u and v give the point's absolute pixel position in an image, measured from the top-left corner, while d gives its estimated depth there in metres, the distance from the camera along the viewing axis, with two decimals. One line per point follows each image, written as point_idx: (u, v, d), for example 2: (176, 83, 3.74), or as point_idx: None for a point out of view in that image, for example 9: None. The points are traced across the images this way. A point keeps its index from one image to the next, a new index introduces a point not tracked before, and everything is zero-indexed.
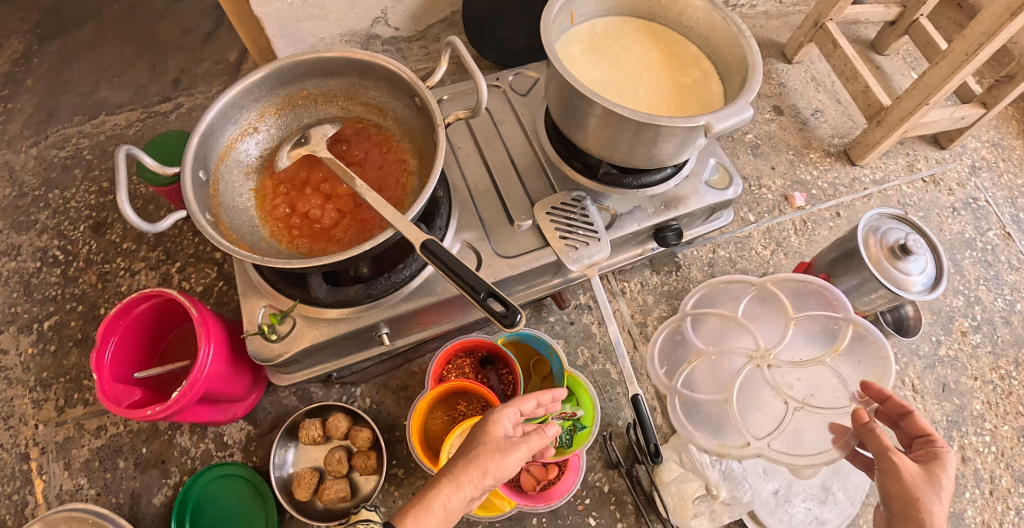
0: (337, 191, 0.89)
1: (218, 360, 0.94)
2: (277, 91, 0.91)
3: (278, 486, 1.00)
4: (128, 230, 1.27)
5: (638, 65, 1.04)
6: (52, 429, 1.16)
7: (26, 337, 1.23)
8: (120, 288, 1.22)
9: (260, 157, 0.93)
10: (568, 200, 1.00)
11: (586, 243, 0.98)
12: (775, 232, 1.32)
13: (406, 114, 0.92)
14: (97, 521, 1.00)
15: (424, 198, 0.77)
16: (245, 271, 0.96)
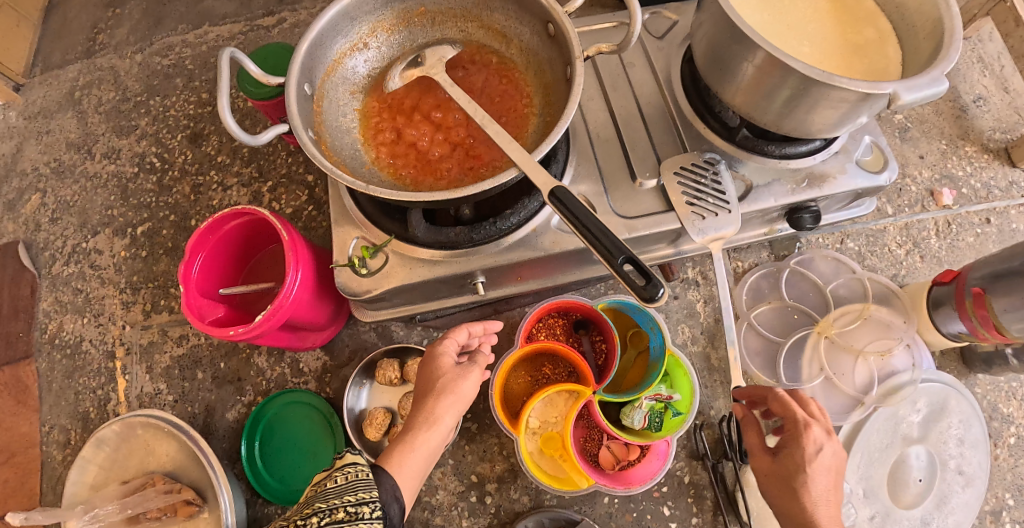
0: (449, 121, 0.82)
1: (302, 288, 0.89)
2: (394, 4, 0.83)
3: (349, 422, 0.98)
4: (223, 144, 1.25)
5: (805, 16, 0.93)
6: (138, 332, 1.18)
7: (120, 240, 1.25)
8: (211, 202, 1.20)
9: (368, 76, 0.86)
10: (700, 162, 0.92)
11: (714, 214, 0.90)
12: (915, 230, 1.18)
13: (532, 42, 0.83)
14: (169, 430, 0.99)
15: (554, 139, 0.69)
16: (340, 198, 0.90)
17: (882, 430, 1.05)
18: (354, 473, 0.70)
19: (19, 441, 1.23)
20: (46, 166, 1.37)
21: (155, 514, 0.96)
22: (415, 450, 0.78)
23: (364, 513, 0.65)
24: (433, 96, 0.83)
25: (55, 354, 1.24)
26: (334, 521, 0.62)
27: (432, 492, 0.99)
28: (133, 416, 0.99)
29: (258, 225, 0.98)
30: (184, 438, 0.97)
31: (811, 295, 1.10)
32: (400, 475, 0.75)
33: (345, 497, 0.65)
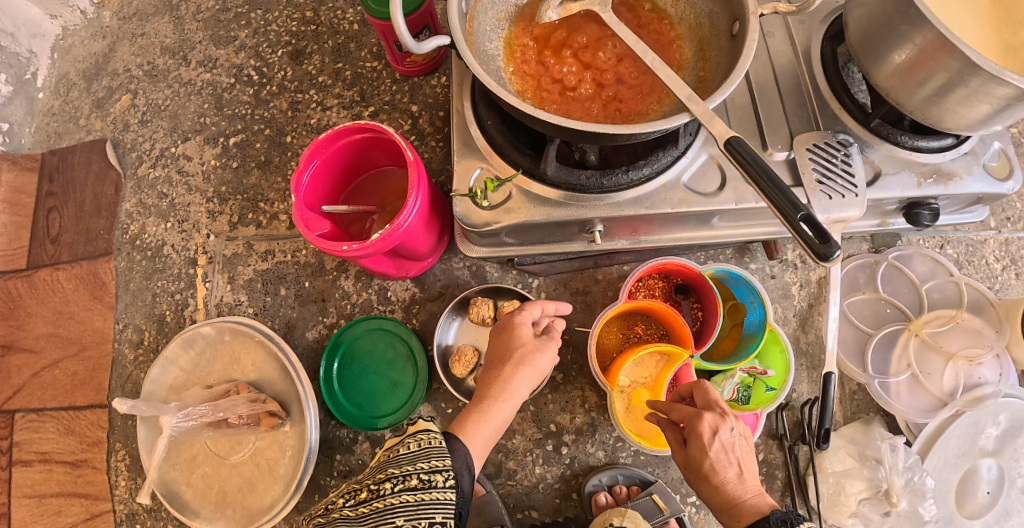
0: (599, 61, 0.83)
1: (418, 215, 0.89)
2: None
3: (439, 354, 1.00)
4: (325, 65, 1.24)
5: (962, 6, 0.87)
6: (223, 242, 1.18)
7: (211, 149, 1.24)
8: (309, 121, 1.21)
9: (516, 4, 0.87)
10: (833, 142, 0.92)
11: (841, 196, 0.90)
12: (1016, 247, 1.12)
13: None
14: (259, 339, 0.99)
15: (727, 90, 0.71)
16: (466, 127, 0.91)
17: (961, 437, 1.01)
18: (426, 441, 0.73)
19: (92, 334, 1.25)
20: (140, 68, 1.36)
21: (240, 420, 0.97)
22: (487, 418, 0.82)
23: (437, 480, 0.69)
24: (585, 34, 0.84)
25: (135, 254, 1.24)
26: (407, 488, 0.67)
27: (508, 436, 1.01)
28: (225, 322, 1.00)
29: (369, 146, 0.97)
30: (275, 349, 0.97)
31: (905, 292, 1.07)
32: (472, 444, 0.80)
33: (417, 466, 0.69)
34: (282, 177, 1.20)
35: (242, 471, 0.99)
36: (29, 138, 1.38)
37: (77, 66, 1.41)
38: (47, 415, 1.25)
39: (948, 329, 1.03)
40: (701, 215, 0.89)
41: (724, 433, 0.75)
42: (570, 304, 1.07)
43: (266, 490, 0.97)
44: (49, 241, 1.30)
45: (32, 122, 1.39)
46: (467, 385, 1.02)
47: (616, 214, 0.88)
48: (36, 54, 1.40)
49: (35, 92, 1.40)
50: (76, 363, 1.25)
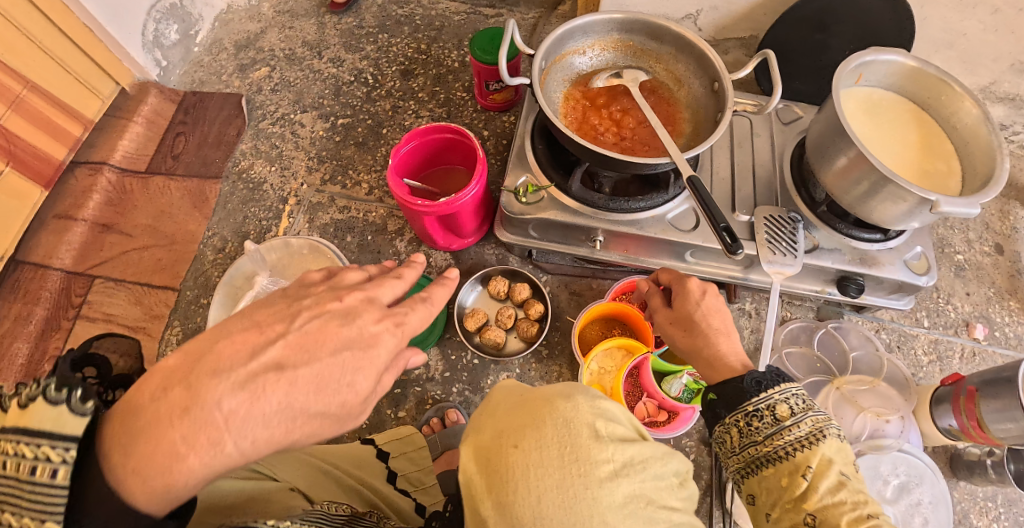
0: (624, 121, 1.20)
1: (473, 197, 1.22)
2: (613, 33, 1.24)
3: (459, 309, 1.31)
4: (426, 85, 1.64)
5: (897, 137, 1.23)
6: (312, 191, 1.51)
7: (323, 123, 1.61)
8: (403, 122, 1.58)
9: (576, 72, 1.26)
10: (785, 217, 1.27)
11: (783, 255, 1.23)
12: (942, 346, 1.46)
13: (697, 94, 1.22)
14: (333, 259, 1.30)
15: (705, 145, 1.04)
16: (523, 148, 1.28)
17: (863, 476, 1.27)
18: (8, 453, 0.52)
19: (184, 234, 1.58)
20: (282, 51, 1.77)
21: None
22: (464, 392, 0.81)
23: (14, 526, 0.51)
24: (619, 103, 1.22)
25: (239, 184, 1.58)
26: None
27: (494, 387, 1.30)
28: (312, 239, 1.32)
29: (448, 147, 1.32)
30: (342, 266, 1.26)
31: (837, 357, 1.43)
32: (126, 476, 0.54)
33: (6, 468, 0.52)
34: (372, 156, 1.54)
35: None
36: (177, 77, 1.79)
37: (232, 36, 1.84)
38: (122, 286, 1.56)
39: (865, 389, 1.36)
40: (677, 245, 1.23)
41: (710, 299, 1.02)
42: (567, 301, 1.38)
43: None
44: (171, 157, 1.67)
45: (183, 67, 1.81)
46: (472, 339, 1.31)
47: (614, 229, 1.22)
48: (203, 18, 1.84)
49: (192, 46, 1.82)
50: (163, 253, 1.58)
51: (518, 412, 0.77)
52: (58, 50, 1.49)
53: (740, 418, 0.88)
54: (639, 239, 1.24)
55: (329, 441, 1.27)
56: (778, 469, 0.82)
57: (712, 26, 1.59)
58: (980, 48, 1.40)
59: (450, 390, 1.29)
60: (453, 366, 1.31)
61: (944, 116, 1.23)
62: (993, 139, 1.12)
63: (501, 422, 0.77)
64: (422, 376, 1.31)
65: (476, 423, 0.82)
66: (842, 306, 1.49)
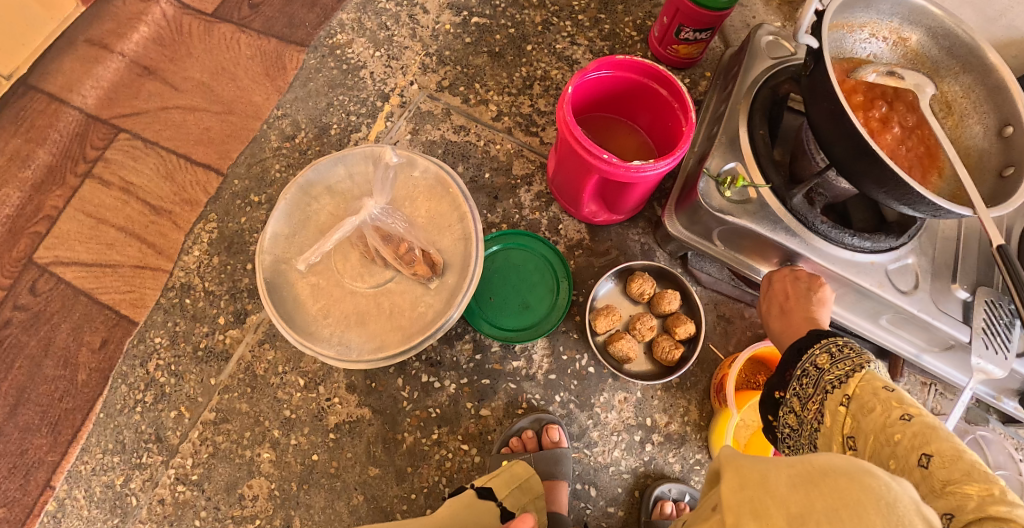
0: (882, 134, 0.89)
1: (661, 175, 0.91)
2: (901, 19, 0.93)
3: (590, 305, 1.06)
4: (589, 6, 1.27)
5: None
6: (423, 96, 1.19)
7: (451, 14, 1.25)
8: (554, 43, 1.23)
9: (835, 50, 0.95)
10: (1007, 306, 0.97)
11: (995, 351, 0.97)
12: None
13: (972, 133, 0.90)
14: (455, 194, 0.97)
15: (1012, 202, 0.78)
16: (736, 128, 0.99)
17: None
18: None
19: (245, 106, 1.23)
20: None
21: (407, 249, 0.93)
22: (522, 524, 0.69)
23: None
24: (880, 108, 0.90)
25: (330, 60, 1.23)
26: None
27: (605, 409, 1.06)
28: (438, 164, 0.98)
29: (636, 95, 0.99)
30: (466, 208, 0.96)
31: None
32: None
33: None
34: (507, 73, 1.20)
35: (358, 302, 0.94)
36: None
37: None
38: (153, 150, 1.23)
39: None
40: (887, 305, 0.99)
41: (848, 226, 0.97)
42: (713, 324, 1.13)
43: (375, 331, 0.92)
44: (247, 5, 1.30)
45: None
46: (596, 341, 1.06)
47: (823, 266, 0.96)
48: None
49: None
50: (213, 121, 1.23)
51: (807, 491, 0.44)
52: None
53: (792, 383, 0.77)
54: (842, 284, 0.98)
55: (393, 420, 1.04)
56: (862, 434, 0.65)
57: None
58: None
59: (550, 398, 1.06)
60: (562, 368, 1.07)
61: None
62: None
63: (786, 505, 0.44)
64: (519, 371, 1.06)
65: (737, 511, 0.47)
66: (990, 410, 1.19)
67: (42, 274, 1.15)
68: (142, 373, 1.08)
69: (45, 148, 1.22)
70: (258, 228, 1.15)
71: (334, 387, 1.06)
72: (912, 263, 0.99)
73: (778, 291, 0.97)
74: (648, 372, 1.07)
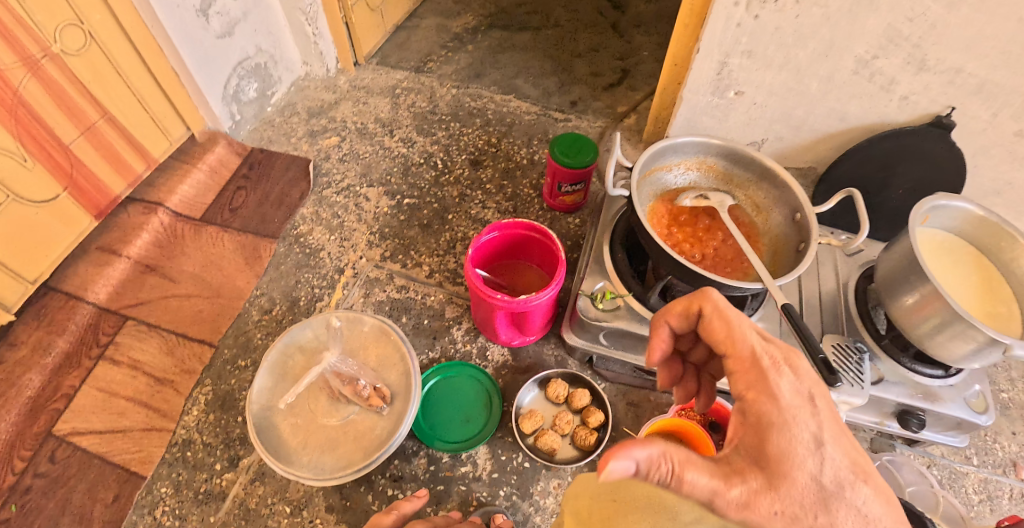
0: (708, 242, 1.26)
1: (551, 300, 1.23)
2: (701, 155, 1.32)
3: (517, 411, 1.33)
4: (494, 178, 1.73)
5: (960, 280, 1.32)
6: (370, 266, 1.56)
7: (387, 199, 1.70)
8: (469, 212, 1.65)
9: (662, 187, 1.33)
10: (852, 346, 1.34)
11: (850, 384, 1.27)
12: (992, 486, 1.46)
13: (775, 223, 1.26)
14: (396, 340, 1.28)
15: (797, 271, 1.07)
16: (601, 256, 1.33)
17: None
18: None
19: (230, 289, 1.57)
20: (353, 124, 1.92)
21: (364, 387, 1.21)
22: None
23: None
24: (707, 221, 1.29)
25: (295, 246, 1.62)
26: None
27: (543, 496, 1.28)
28: (381, 319, 1.29)
29: (525, 244, 1.34)
30: (405, 350, 1.26)
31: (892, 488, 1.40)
32: None
33: None
34: (435, 240, 1.60)
35: (328, 433, 1.19)
36: (245, 131, 1.92)
37: (305, 102, 2.02)
38: (156, 332, 1.52)
39: None
40: None
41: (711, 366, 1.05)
42: (624, 411, 1.40)
43: (343, 453, 1.17)
44: (228, 209, 1.72)
45: (252, 123, 1.94)
46: (526, 441, 1.31)
47: None
48: (281, 80, 2.02)
49: (266, 105, 1.99)
50: (204, 303, 1.55)
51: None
52: (143, 90, 1.62)
53: None
54: None
55: None
56: None
57: (774, 154, 1.72)
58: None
59: (496, 494, 1.28)
60: (502, 467, 1.31)
61: (1003, 260, 1.33)
62: None
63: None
64: (467, 475, 1.30)
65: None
66: (893, 438, 1.48)
67: (60, 444, 1.37)
68: (150, 520, 1.28)
69: (63, 337, 1.50)
70: (245, 386, 1.43)
71: (315, 510, 1.27)
72: (762, 327, 1.31)
73: (756, 371, 0.77)
74: (573, 459, 1.31)
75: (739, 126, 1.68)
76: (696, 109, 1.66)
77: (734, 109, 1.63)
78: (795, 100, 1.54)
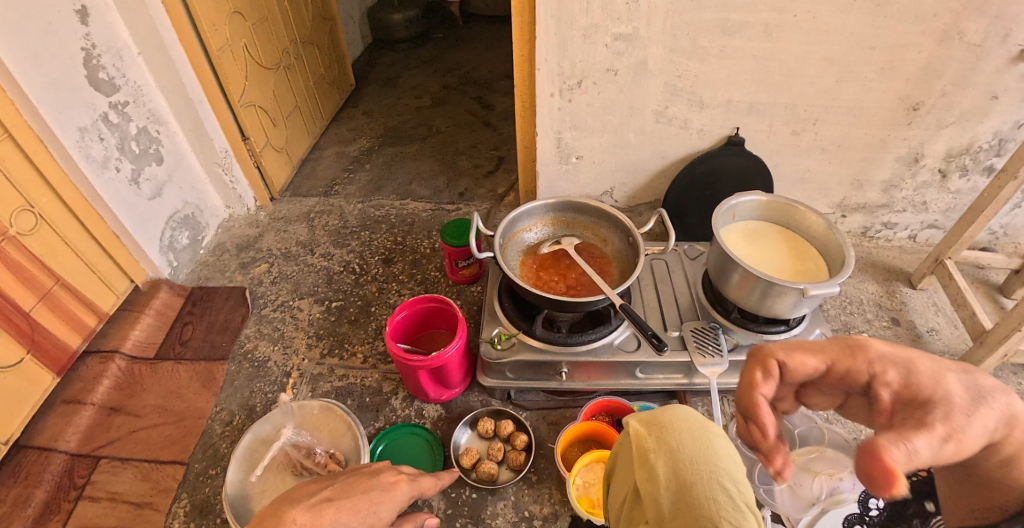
0: (569, 275, 1.64)
1: (460, 350, 1.59)
2: (550, 213, 1.75)
3: (455, 451, 1.59)
4: (404, 269, 2.13)
5: (774, 252, 1.71)
6: (313, 365, 1.85)
7: (318, 307, 2.03)
8: (388, 300, 2.03)
9: (527, 244, 1.73)
10: (706, 327, 1.67)
11: (712, 356, 1.60)
12: (870, 412, 1.82)
13: (617, 248, 1.68)
14: (341, 413, 1.54)
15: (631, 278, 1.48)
16: (494, 309, 1.68)
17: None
18: None
19: (192, 411, 1.79)
20: (278, 250, 2.28)
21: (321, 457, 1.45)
22: None
23: None
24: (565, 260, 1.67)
25: (245, 363, 1.89)
26: None
27: (493, 516, 1.51)
28: (325, 401, 1.56)
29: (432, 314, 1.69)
30: (350, 419, 1.51)
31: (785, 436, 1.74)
32: None
33: None
34: (364, 331, 1.94)
35: None
36: (184, 275, 2.22)
37: (233, 240, 2.36)
38: (128, 464, 1.69)
39: (815, 458, 1.63)
40: (628, 364, 1.58)
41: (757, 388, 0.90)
42: (547, 430, 1.67)
43: None
44: (180, 344, 1.98)
45: (190, 267, 2.25)
46: (469, 475, 1.56)
47: (576, 358, 1.57)
48: (209, 226, 2.36)
49: (199, 249, 2.31)
50: (171, 428, 1.76)
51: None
52: (87, 252, 1.86)
53: None
54: (596, 364, 1.58)
55: None
56: None
57: (626, 197, 2.18)
58: (823, 178, 2.09)
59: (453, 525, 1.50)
60: (454, 501, 1.53)
61: (801, 230, 1.74)
62: (838, 239, 1.61)
63: None
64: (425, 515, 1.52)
65: None
66: None
67: None
68: None
69: (40, 488, 1.61)
70: (220, 490, 1.62)
71: None
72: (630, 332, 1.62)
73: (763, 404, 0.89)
74: (510, 479, 1.56)
75: (592, 181, 2.12)
76: (553, 180, 2.13)
77: (579, 170, 2.10)
78: (624, 153, 2.03)
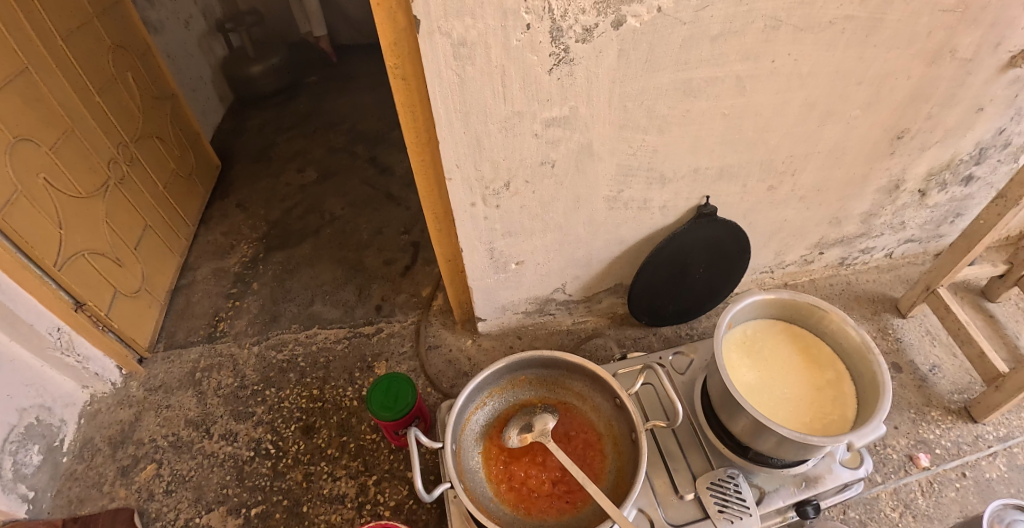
0: (550, 464, 1.36)
1: None
2: (504, 377, 1.43)
3: None
4: (332, 438, 1.71)
5: (785, 362, 1.41)
6: None
7: (233, 520, 1.59)
8: (321, 489, 1.62)
9: (483, 425, 1.41)
10: (725, 476, 1.38)
11: (740, 517, 1.33)
12: (901, 495, 1.54)
13: (601, 411, 1.40)
14: None
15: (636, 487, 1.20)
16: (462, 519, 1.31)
17: None
18: None
19: None
20: (165, 438, 1.77)
21: None
22: None
23: None
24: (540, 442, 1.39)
25: None
26: None
27: None
28: None
29: None
30: None
31: None
32: None
33: None
34: None
35: None
36: (49, 504, 1.66)
37: (103, 431, 1.81)
38: None
39: None
40: None
41: None
42: None
43: None
44: None
45: (53, 486, 1.69)
46: None
47: None
48: (66, 422, 1.79)
49: (60, 457, 1.74)
50: None
51: None
52: None
53: None
54: None
55: None
56: None
57: (580, 289, 1.79)
58: (800, 225, 1.77)
59: None
60: None
61: (811, 326, 1.46)
62: (864, 344, 1.33)
63: None
64: None
65: None
66: None
67: None
68: None
69: None
70: None
71: None
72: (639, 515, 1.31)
73: None
74: None
75: (538, 282, 1.73)
76: (490, 290, 1.72)
77: (521, 275, 1.69)
78: (571, 247, 1.63)
